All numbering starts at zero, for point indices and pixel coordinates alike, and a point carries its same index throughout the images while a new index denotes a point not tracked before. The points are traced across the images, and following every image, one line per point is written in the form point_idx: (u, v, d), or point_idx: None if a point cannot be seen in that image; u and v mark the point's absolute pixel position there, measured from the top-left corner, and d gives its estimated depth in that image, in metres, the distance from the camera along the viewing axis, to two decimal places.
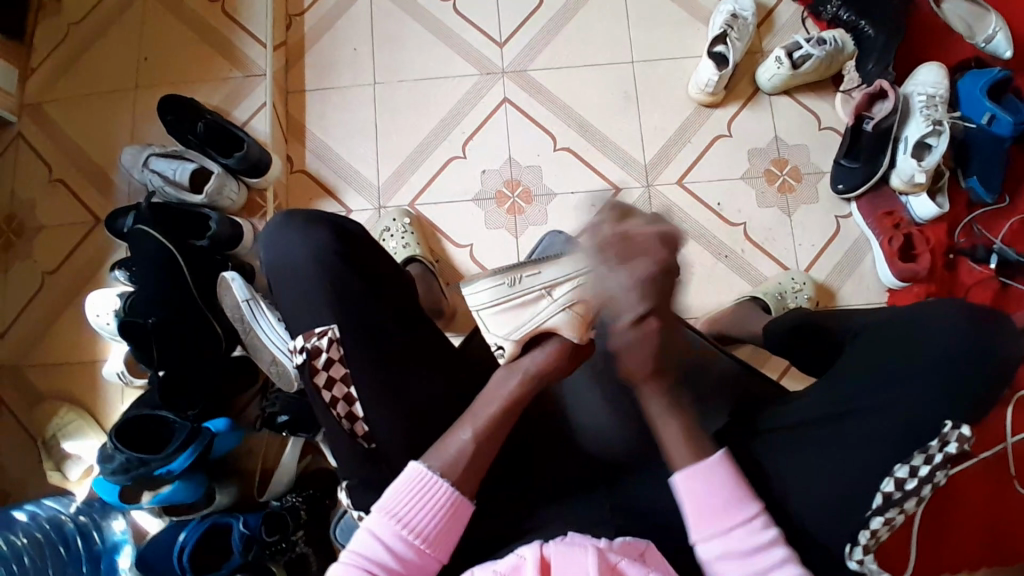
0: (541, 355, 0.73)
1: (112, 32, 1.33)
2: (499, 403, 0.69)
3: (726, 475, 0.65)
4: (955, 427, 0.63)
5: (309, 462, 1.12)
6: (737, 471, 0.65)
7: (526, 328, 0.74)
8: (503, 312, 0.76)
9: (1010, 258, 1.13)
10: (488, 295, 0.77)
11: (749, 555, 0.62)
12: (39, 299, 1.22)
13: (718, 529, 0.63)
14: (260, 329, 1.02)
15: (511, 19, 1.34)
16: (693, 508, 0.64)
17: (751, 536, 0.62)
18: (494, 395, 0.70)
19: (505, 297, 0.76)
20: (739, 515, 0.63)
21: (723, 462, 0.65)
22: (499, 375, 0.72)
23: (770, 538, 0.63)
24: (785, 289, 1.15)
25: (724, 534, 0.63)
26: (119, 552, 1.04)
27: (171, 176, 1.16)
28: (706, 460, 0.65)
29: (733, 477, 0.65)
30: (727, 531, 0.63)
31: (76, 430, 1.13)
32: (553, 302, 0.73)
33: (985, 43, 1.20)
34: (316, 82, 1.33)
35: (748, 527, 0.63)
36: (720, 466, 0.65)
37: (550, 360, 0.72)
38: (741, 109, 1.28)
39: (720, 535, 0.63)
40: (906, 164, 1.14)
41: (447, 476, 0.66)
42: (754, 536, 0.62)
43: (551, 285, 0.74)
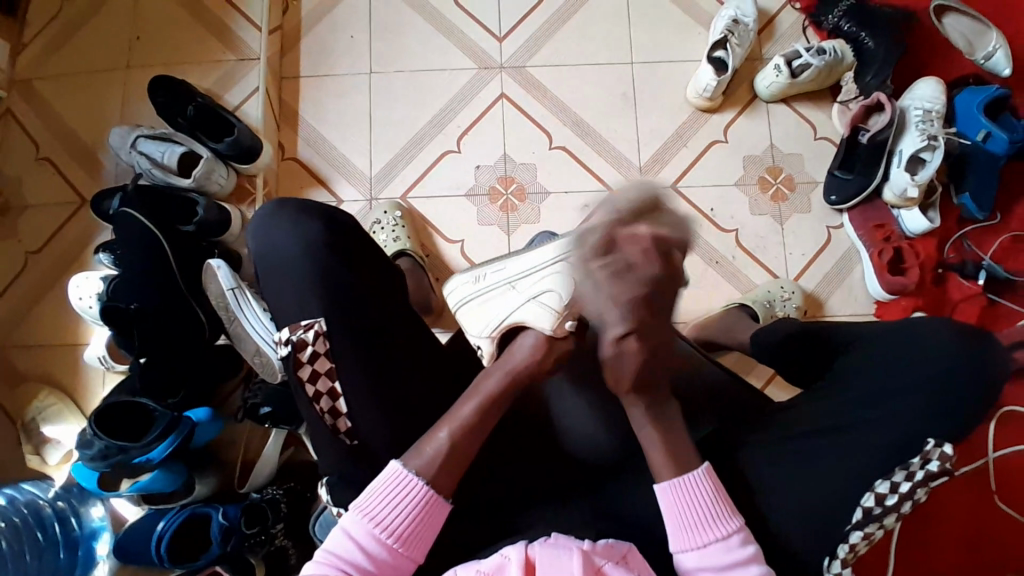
0: (519, 355, 0.72)
1: (106, 9, 1.31)
2: (477, 396, 0.69)
3: (708, 490, 0.65)
4: (937, 445, 0.64)
5: (291, 454, 1.12)
6: (720, 488, 0.65)
7: (499, 323, 0.76)
8: (475, 311, 0.80)
9: (998, 274, 1.15)
10: (464, 291, 0.82)
11: (725, 566, 0.62)
12: (23, 278, 1.20)
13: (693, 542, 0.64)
14: (245, 319, 1.01)
15: (512, 14, 1.32)
16: (673, 519, 0.65)
17: (727, 553, 0.63)
18: (475, 391, 0.70)
19: (479, 292, 0.80)
20: (719, 529, 0.63)
21: (705, 476, 0.66)
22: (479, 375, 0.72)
23: (748, 555, 0.63)
24: (774, 297, 1.15)
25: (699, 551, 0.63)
26: (97, 538, 1.05)
27: (159, 159, 1.13)
28: (691, 473, 0.66)
29: (716, 493, 0.65)
30: (704, 544, 0.63)
31: (55, 413, 1.12)
32: (518, 295, 0.76)
33: (984, 60, 1.21)
34: (312, 69, 1.31)
35: (725, 541, 0.63)
36: (702, 482, 0.65)
37: (528, 360, 0.72)
38: (739, 115, 1.27)
39: (696, 547, 0.64)
40: (899, 178, 1.14)
41: (429, 473, 0.66)
42: (731, 553, 0.63)
43: (514, 279, 0.77)
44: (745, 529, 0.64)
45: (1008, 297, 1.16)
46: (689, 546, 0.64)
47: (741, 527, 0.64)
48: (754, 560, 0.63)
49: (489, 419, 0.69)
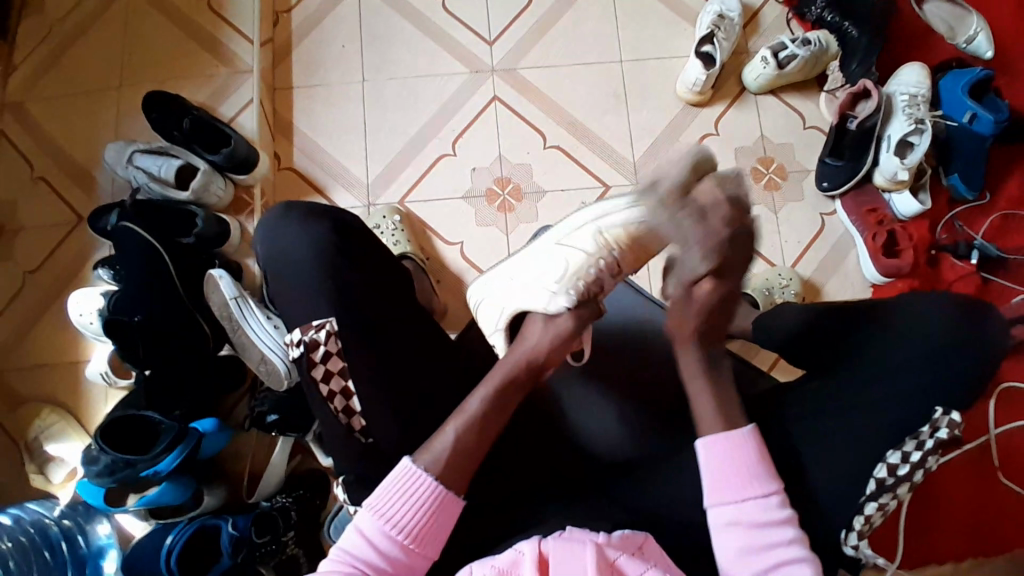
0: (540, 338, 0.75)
1: (97, 28, 1.31)
2: (490, 382, 0.71)
3: (750, 450, 0.66)
4: (945, 413, 0.67)
5: (299, 462, 1.11)
6: (763, 450, 0.66)
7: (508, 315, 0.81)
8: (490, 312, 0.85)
9: (990, 253, 1.18)
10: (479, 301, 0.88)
11: (757, 523, 0.63)
12: (20, 298, 1.19)
13: (729, 497, 0.64)
14: (248, 328, 1.01)
15: (501, 18, 1.34)
16: (711, 472, 0.66)
17: (763, 511, 0.63)
18: (489, 377, 0.71)
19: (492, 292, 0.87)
20: (758, 487, 0.64)
21: (752, 436, 0.67)
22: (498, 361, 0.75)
23: (785, 518, 0.63)
24: (773, 285, 1.17)
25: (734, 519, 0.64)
26: (105, 556, 1.02)
27: (157, 173, 1.14)
28: (739, 430, 0.67)
29: (759, 455, 0.66)
30: (740, 500, 0.64)
31: (59, 432, 1.10)
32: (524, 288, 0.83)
33: (966, 43, 1.24)
34: (305, 79, 1.32)
35: (763, 501, 0.64)
36: (747, 440, 0.66)
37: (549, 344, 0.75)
38: (728, 108, 1.29)
39: (730, 503, 0.64)
40: (889, 162, 1.16)
41: (443, 469, 0.66)
42: (766, 511, 0.63)
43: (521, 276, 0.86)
44: (784, 494, 0.65)
45: (1002, 275, 1.18)
46: (722, 501, 0.65)
47: (780, 490, 0.64)
48: (790, 524, 0.63)
49: (505, 409, 0.70)
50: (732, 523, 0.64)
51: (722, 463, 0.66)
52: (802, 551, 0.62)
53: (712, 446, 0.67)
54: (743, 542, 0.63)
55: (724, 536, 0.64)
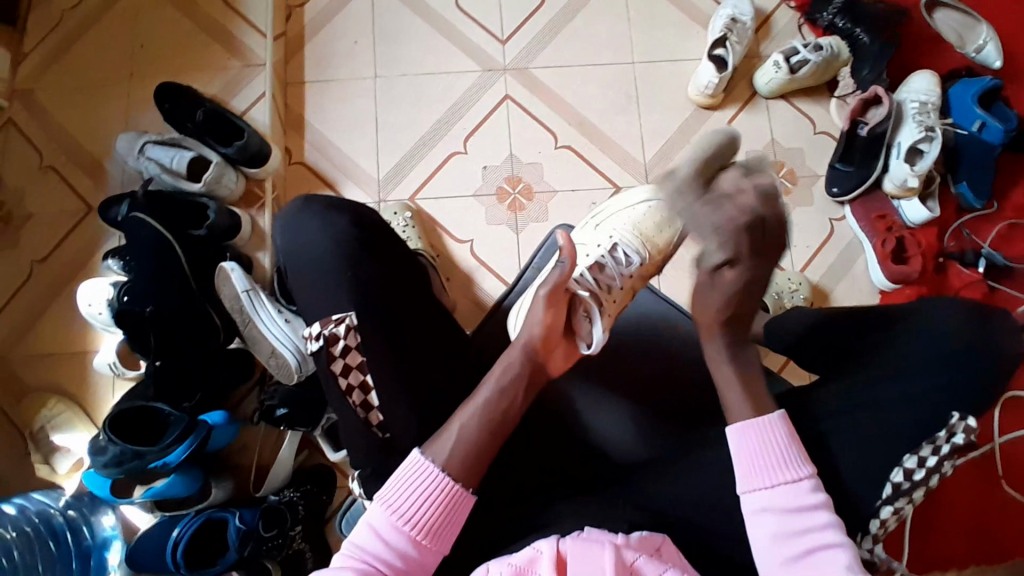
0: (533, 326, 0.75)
1: (108, 18, 1.31)
2: (493, 378, 0.70)
3: (781, 434, 0.66)
4: (961, 418, 0.67)
5: (306, 457, 1.10)
6: (794, 433, 0.66)
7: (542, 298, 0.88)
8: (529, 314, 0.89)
9: (997, 262, 1.18)
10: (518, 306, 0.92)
11: (791, 503, 0.63)
12: (28, 287, 1.19)
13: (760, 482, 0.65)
14: (259, 321, 1.02)
15: (514, 17, 1.34)
16: (743, 459, 0.67)
17: (796, 495, 0.63)
18: (494, 372, 0.71)
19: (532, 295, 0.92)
20: (791, 472, 0.64)
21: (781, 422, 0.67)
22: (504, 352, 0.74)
23: (818, 502, 0.63)
24: (782, 289, 1.17)
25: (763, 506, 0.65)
26: (108, 548, 1.03)
27: (168, 164, 1.14)
28: (767, 417, 0.67)
29: (789, 438, 0.66)
30: (772, 485, 0.64)
31: (66, 422, 1.10)
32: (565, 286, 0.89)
33: (975, 53, 1.26)
34: (317, 74, 1.32)
35: (797, 485, 0.64)
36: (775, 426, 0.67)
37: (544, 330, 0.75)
38: (740, 111, 1.30)
39: (766, 489, 0.65)
40: (898, 169, 1.17)
41: (455, 466, 0.65)
42: (801, 492, 0.63)
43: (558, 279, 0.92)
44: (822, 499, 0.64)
45: (1007, 283, 1.19)
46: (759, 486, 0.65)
47: (811, 474, 0.64)
48: (824, 508, 0.63)
49: (520, 399, 0.70)
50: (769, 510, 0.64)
51: (755, 450, 0.66)
52: (840, 535, 0.61)
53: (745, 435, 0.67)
54: (778, 527, 0.63)
55: (759, 524, 0.64)
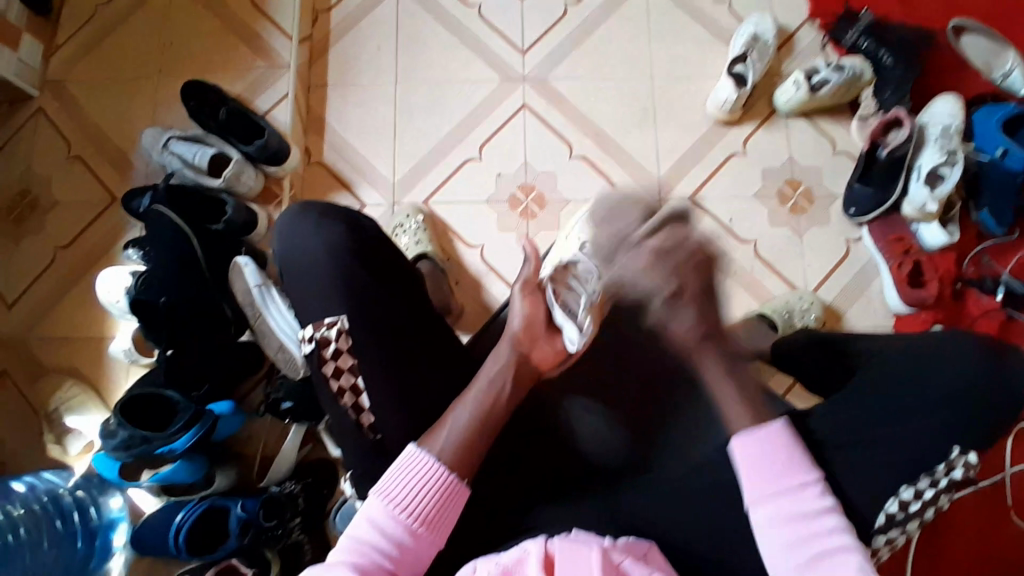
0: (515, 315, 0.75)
1: (139, 15, 1.35)
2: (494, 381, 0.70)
3: (784, 440, 0.67)
4: (962, 453, 0.66)
5: (309, 450, 1.11)
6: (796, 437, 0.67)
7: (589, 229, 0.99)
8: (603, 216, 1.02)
9: (1017, 290, 1.15)
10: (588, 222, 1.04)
11: (804, 522, 0.63)
12: (49, 272, 1.23)
13: (772, 489, 0.65)
14: (270, 316, 1.05)
15: (535, 28, 1.36)
16: (748, 468, 0.66)
17: (802, 501, 0.64)
18: (485, 380, 0.70)
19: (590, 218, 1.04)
20: (795, 477, 0.65)
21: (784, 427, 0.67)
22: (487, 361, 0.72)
23: (824, 507, 0.63)
24: (792, 308, 1.16)
25: (775, 499, 0.64)
26: (114, 529, 1.06)
27: (191, 159, 1.17)
28: (767, 425, 0.68)
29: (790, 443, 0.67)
30: (779, 489, 0.65)
31: (78, 403, 1.14)
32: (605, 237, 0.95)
33: (1002, 78, 1.24)
34: (340, 77, 1.34)
35: (801, 492, 0.64)
36: (778, 431, 0.67)
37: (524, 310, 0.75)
38: (757, 128, 1.29)
39: (771, 496, 0.65)
40: (918, 193, 1.15)
41: (447, 456, 0.66)
42: (809, 501, 0.63)
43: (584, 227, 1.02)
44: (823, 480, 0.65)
45: None
46: (765, 498, 0.65)
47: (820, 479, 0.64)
48: (831, 511, 0.63)
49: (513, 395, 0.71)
50: (775, 518, 0.64)
51: (759, 454, 0.66)
52: (847, 540, 0.61)
53: (744, 442, 0.67)
54: (792, 544, 0.62)
55: (770, 536, 0.63)
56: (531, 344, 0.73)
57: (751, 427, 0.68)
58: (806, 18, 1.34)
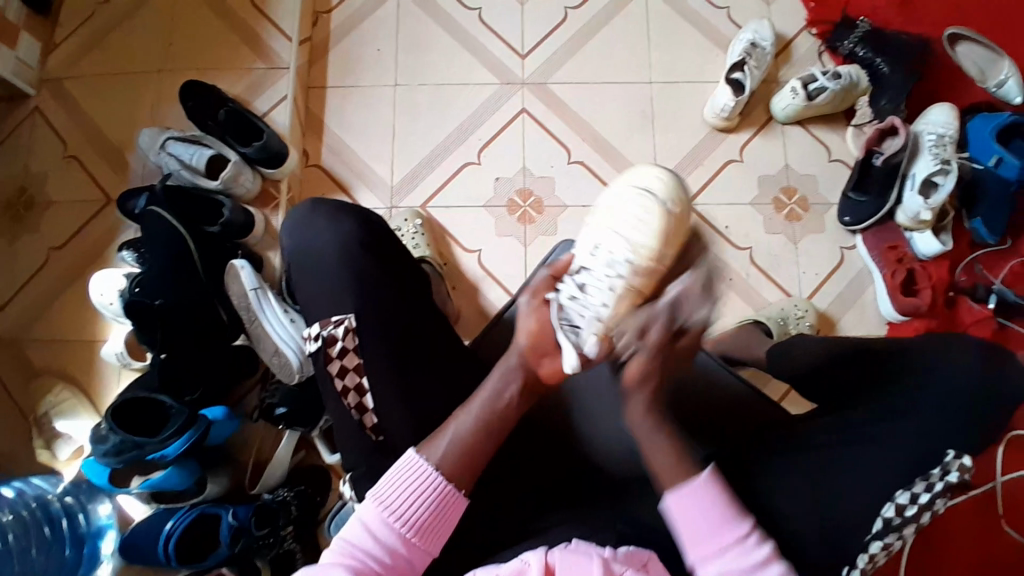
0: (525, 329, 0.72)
1: (136, 14, 1.34)
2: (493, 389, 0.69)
3: (714, 495, 0.64)
4: (957, 457, 0.67)
5: (302, 458, 1.11)
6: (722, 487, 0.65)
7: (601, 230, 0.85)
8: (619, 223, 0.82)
9: (1008, 298, 1.17)
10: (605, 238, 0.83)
11: None
12: (42, 273, 1.21)
13: (715, 548, 0.62)
14: (265, 318, 1.04)
15: (535, 32, 1.36)
16: (684, 528, 0.64)
17: (745, 556, 0.62)
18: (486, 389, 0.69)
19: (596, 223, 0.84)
20: (731, 534, 0.63)
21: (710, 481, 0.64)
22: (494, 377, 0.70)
23: (766, 557, 0.62)
24: (788, 315, 1.17)
25: (720, 556, 0.62)
26: (103, 536, 1.05)
27: (189, 160, 1.17)
28: (694, 480, 0.64)
29: (717, 498, 0.64)
30: (722, 549, 0.62)
31: (71, 409, 1.13)
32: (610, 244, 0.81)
33: (997, 87, 1.25)
34: (339, 79, 1.34)
35: (742, 546, 0.62)
36: (706, 487, 0.64)
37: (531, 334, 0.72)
38: (755, 135, 1.30)
39: (715, 556, 0.62)
40: (912, 202, 1.16)
41: (448, 464, 0.66)
42: (751, 556, 0.62)
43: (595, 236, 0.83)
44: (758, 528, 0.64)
45: (1018, 320, 1.18)
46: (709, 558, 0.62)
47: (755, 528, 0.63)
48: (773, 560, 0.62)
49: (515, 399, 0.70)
50: None
51: (695, 513, 0.64)
52: None
53: (679, 501, 0.64)
54: None
55: None
56: (539, 360, 0.70)
57: (682, 485, 0.64)
58: (804, 26, 1.35)
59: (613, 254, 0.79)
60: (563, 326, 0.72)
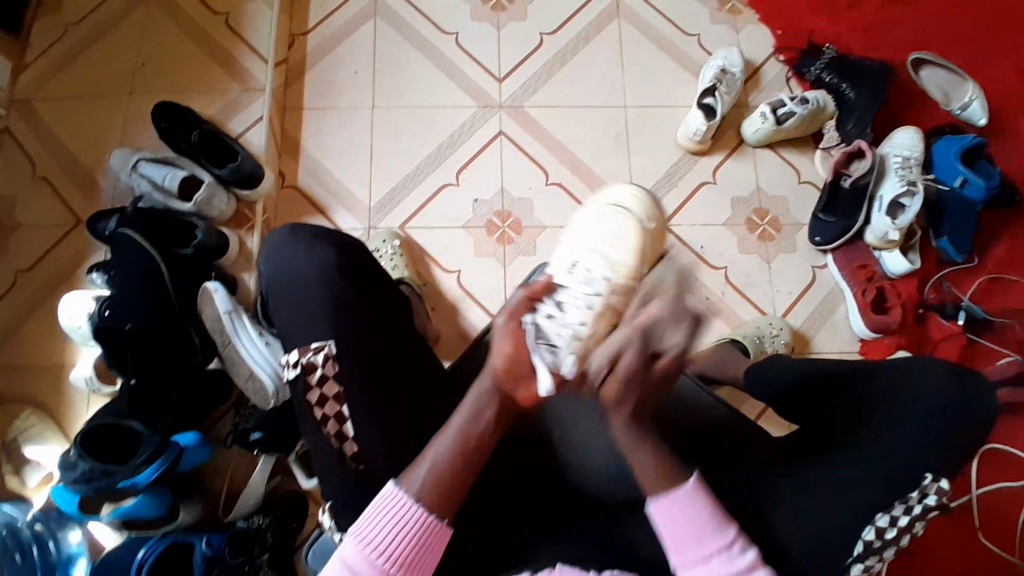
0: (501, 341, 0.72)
1: (111, 36, 1.34)
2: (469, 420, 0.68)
3: (699, 503, 0.66)
4: (934, 480, 0.68)
5: (278, 483, 1.09)
6: (707, 500, 0.66)
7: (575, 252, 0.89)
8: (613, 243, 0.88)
9: (976, 315, 1.20)
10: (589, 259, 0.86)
11: None
12: (9, 297, 1.18)
13: (699, 556, 0.65)
14: (240, 343, 1.02)
15: (511, 56, 1.38)
16: (667, 533, 0.66)
17: (730, 564, 0.64)
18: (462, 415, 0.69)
19: (580, 250, 0.89)
20: (714, 543, 0.65)
21: (696, 491, 0.66)
22: (469, 403, 0.69)
23: (750, 564, 0.64)
24: (763, 333, 1.18)
25: (704, 563, 0.65)
26: (73, 565, 1.00)
27: (160, 182, 1.16)
28: (680, 488, 0.66)
29: (708, 506, 0.66)
30: (706, 558, 0.65)
31: (38, 434, 1.09)
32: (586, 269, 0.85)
33: (960, 110, 1.31)
34: (316, 101, 1.34)
35: (725, 554, 0.65)
36: (692, 493, 0.66)
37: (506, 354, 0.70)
38: (727, 157, 1.33)
39: (700, 562, 0.65)
40: (880, 221, 1.20)
41: (428, 498, 0.64)
42: (736, 562, 0.64)
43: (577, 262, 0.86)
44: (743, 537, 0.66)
45: (988, 336, 1.20)
46: (692, 564, 0.65)
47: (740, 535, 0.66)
48: (756, 567, 0.64)
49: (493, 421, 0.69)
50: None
51: (680, 521, 0.66)
52: None
53: (663, 506, 0.66)
54: None
55: None
56: (513, 381, 0.70)
57: (666, 492, 0.66)
58: (772, 53, 1.40)
59: (591, 271, 0.84)
60: (540, 345, 0.72)
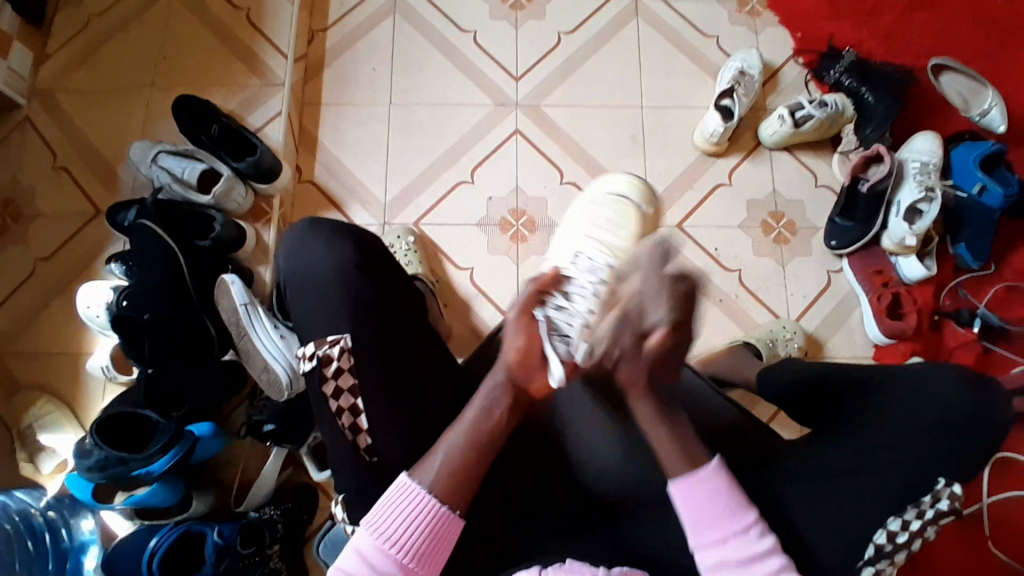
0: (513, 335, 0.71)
1: (133, 28, 1.35)
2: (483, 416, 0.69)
3: (720, 484, 0.67)
4: (947, 485, 0.68)
5: (288, 475, 1.10)
6: (728, 480, 0.67)
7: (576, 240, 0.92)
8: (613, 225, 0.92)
9: (992, 323, 1.19)
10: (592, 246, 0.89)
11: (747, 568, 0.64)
12: (29, 284, 1.20)
13: (719, 536, 0.66)
14: (255, 335, 1.03)
15: (529, 55, 1.38)
16: (688, 516, 0.67)
17: (748, 546, 0.65)
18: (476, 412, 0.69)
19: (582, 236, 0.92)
20: (735, 524, 0.66)
21: (717, 472, 0.67)
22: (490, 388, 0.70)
23: (768, 546, 0.65)
24: (777, 337, 1.18)
25: (722, 543, 0.65)
26: (85, 552, 1.02)
27: (180, 174, 1.17)
28: (702, 468, 0.68)
29: (728, 488, 0.67)
30: (725, 538, 0.65)
31: (53, 423, 1.10)
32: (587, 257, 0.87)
33: (980, 116, 1.29)
34: (335, 97, 1.35)
35: (743, 537, 0.65)
36: (713, 473, 0.67)
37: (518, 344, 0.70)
38: (743, 160, 1.33)
39: (716, 544, 0.66)
40: (897, 227, 1.19)
41: (440, 489, 0.65)
42: (754, 546, 0.65)
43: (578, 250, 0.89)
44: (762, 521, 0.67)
45: (1003, 344, 1.20)
46: (709, 545, 0.66)
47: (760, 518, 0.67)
48: (773, 552, 0.65)
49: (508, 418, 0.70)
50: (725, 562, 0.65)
51: (702, 501, 0.67)
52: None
53: (684, 489, 0.67)
54: None
55: None
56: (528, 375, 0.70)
57: (689, 473, 0.67)
58: (791, 55, 1.39)
59: (593, 258, 0.86)
60: (551, 335, 0.71)
